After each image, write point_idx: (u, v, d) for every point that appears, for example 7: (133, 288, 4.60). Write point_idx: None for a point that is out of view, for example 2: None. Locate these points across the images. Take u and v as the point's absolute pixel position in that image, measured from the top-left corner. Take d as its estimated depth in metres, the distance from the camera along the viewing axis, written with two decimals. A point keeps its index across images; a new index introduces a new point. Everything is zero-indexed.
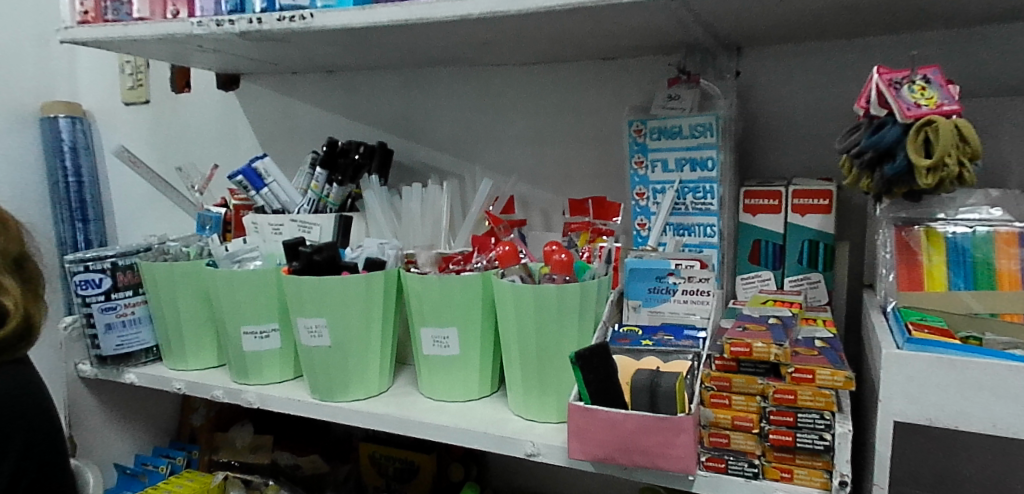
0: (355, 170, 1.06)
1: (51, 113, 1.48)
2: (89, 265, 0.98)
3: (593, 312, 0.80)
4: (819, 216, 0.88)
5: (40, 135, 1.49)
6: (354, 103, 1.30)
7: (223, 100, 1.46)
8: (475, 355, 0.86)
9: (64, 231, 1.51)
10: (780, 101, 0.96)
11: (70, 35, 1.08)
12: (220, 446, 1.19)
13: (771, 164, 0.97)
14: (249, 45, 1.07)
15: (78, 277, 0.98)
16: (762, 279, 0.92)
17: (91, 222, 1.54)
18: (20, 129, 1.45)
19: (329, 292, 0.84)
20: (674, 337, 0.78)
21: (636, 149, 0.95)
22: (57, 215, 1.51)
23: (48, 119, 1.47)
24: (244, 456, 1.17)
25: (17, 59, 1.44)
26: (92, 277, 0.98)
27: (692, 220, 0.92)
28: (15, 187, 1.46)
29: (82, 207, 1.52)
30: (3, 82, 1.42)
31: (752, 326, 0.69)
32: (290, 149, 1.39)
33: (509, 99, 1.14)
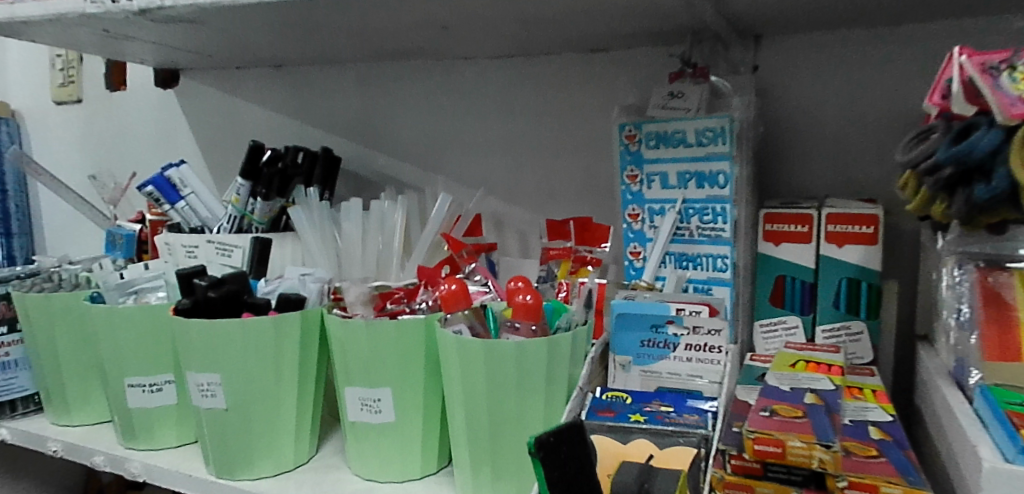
0: (282, 180, 0.87)
1: None
2: None
3: (565, 376, 0.61)
4: (861, 248, 0.69)
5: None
6: (303, 102, 1.09)
7: (162, 98, 1.22)
8: (415, 423, 0.67)
9: None
10: (813, 101, 0.76)
11: None
12: None
13: (799, 178, 0.77)
14: (160, 27, 0.88)
15: None
16: (788, 327, 0.72)
17: (16, 235, 1.37)
18: None
19: (223, 340, 0.66)
20: (674, 410, 0.59)
21: (628, 161, 0.76)
22: None
23: None
24: None
25: None
26: None
27: (697, 250, 0.73)
28: None
29: (6, 219, 1.35)
30: None
31: (778, 406, 0.50)
32: (227, 154, 1.17)
33: (480, 99, 0.95)
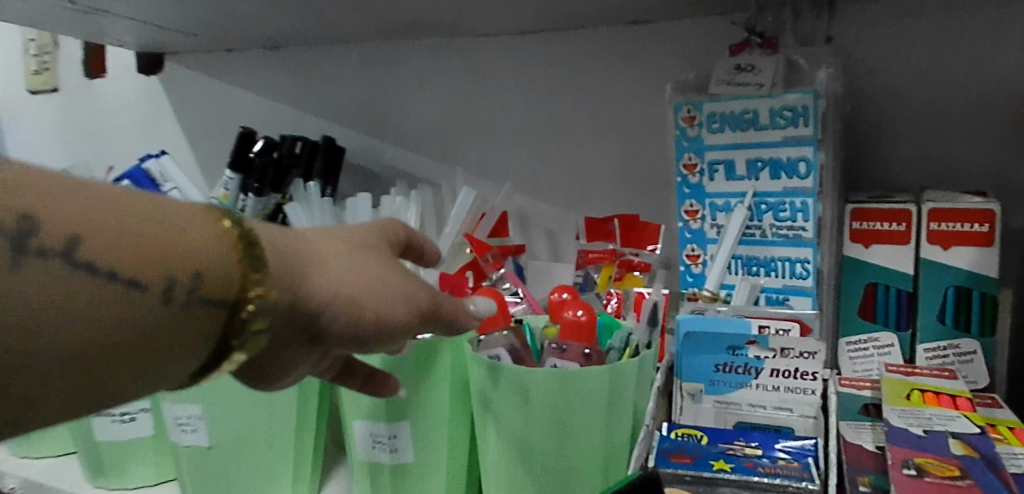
0: (277, 171, 0.77)
1: None
2: None
3: (630, 407, 0.49)
4: (973, 250, 0.57)
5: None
6: (298, 86, 0.95)
7: (142, 85, 1.10)
8: (440, 466, 0.55)
9: None
10: (905, 75, 0.63)
11: None
12: None
13: (895, 168, 0.64)
14: None
15: None
16: (881, 345, 0.61)
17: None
18: None
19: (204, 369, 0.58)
20: (764, 454, 0.47)
21: (686, 147, 0.64)
22: None
23: None
24: None
25: None
26: None
27: (771, 253, 0.61)
28: None
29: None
30: None
31: (923, 459, 0.39)
32: (214, 146, 1.04)
33: (498, 81, 0.82)
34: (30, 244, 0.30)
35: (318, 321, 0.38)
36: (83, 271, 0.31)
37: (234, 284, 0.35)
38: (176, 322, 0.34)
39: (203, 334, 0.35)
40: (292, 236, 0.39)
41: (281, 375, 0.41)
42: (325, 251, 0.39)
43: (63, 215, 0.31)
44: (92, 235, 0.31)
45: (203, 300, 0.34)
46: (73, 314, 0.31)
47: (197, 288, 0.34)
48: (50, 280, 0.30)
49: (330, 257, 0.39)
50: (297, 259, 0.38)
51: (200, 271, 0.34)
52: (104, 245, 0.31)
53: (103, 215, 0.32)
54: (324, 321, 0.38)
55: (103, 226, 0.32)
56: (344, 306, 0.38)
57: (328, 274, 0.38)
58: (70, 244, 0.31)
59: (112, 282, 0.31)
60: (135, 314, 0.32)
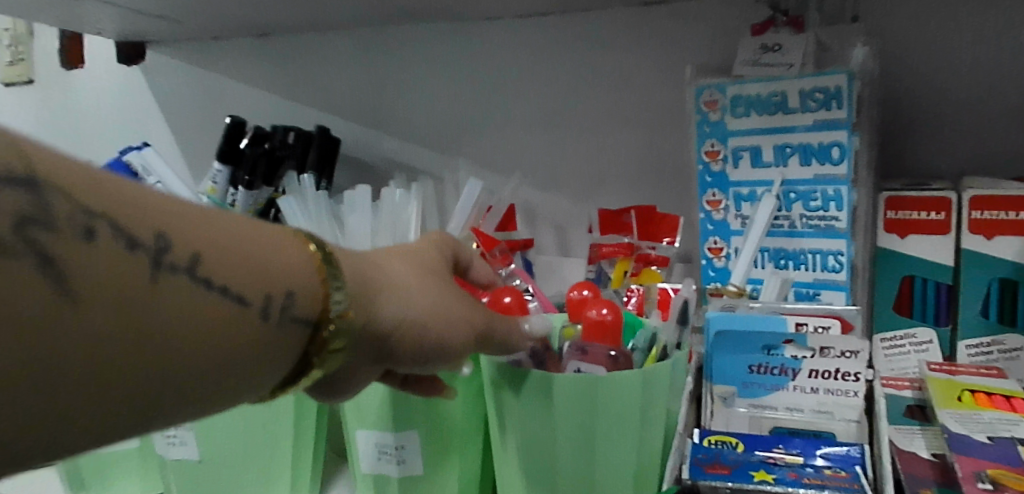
0: (268, 164, 0.72)
1: None
2: None
3: (661, 414, 0.45)
4: (1018, 239, 0.53)
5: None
6: (289, 76, 0.91)
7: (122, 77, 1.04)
8: (449, 480, 0.50)
9: None
10: (939, 56, 0.59)
11: None
12: None
13: (929, 154, 0.60)
14: None
15: None
16: (919, 342, 0.57)
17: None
18: None
19: None
20: (806, 463, 0.44)
21: (707, 133, 0.60)
22: None
23: None
24: None
25: None
26: None
27: (801, 244, 0.57)
28: None
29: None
30: None
31: (997, 470, 0.36)
32: (199, 138, 0.99)
33: (502, 69, 0.78)
34: (153, 256, 0.29)
35: (385, 344, 0.38)
36: (201, 288, 0.30)
37: (319, 305, 0.34)
38: (270, 341, 0.33)
39: (288, 355, 0.34)
40: (361, 255, 0.39)
41: (337, 394, 0.40)
42: (390, 270, 0.39)
43: (180, 232, 0.30)
44: (202, 253, 0.30)
45: (293, 319, 0.34)
46: (192, 332, 0.29)
47: (289, 306, 0.33)
48: (170, 296, 0.29)
49: (399, 277, 0.39)
50: (369, 281, 0.37)
51: (293, 290, 0.33)
52: (215, 263, 0.31)
53: (205, 234, 0.31)
54: (393, 344, 0.38)
55: (211, 243, 0.31)
56: (415, 329, 0.38)
57: (400, 296, 0.38)
58: (184, 258, 0.30)
59: (223, 299, 0.30)
60: (237, 333, 0.32)
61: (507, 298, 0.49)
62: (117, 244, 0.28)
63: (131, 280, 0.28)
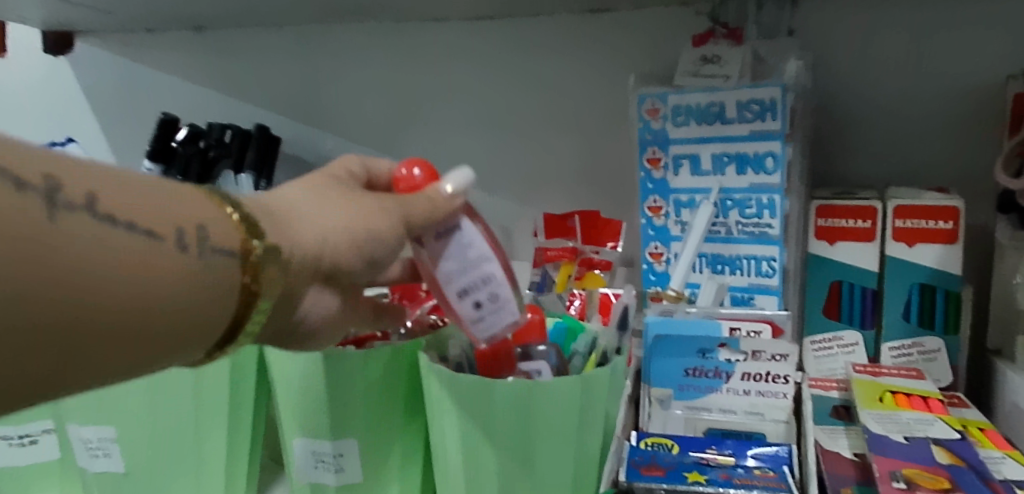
0: (202, 164, 0.71)
1: None
2: None
3: (599, 416, 0.46)
4: (937, 247, 0.56)
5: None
6: (229, 70, 0.88)
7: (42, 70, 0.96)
8: (390, 485, 0.51)
9: None
10: (869, 69, 0.62)
11: None
12: None
13: (859, 164, 0.63)
14: None
15: None
16: (846, 344, 0.60)
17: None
18: None
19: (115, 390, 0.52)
20: (737, 463, 0.45)
21: (649, 140, 0.61)
22: None
23: None
24: None
25: None
26: None
27: (737, 250, 0.59)
28: None
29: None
30: None
31: (911, 470, 0.37)
32: (127, 132, 0.93)
33: (450, 71, 0.78)
34: (50, 197, 0.29)
35: (323, 263, 0.39)
36: (107, 224, 0.30)
37: (235, 236, 0.35)
38: (201, 280, 0.33)
39: (224, 299, 0.35)
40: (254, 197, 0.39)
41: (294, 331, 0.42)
42: (294, 199, 0.39)
43: (77, 177, 0.31)
44: (102, 194, 0.31)
45: (214, 251, 0.34)
46: (111, 275, 0.30)
47: (206, 238, 0.34)
48: (75, 232, 0.30)
49: (299, 200, 0.39)
50: (275, 213, 0.38)
51: (203, 221, 0.34)
52: (116, 201, 0.31)
53: (107, 182, 0.32)
54: (330, 261, 0.39)
55: (107, 185, 0.32)
56: (336, 242, 0.39)
57: (311, 218, 0.39)
58: (81, 197, 0.30)
59: (135, 237, 0.31)
60: (163, 268, 0.32)
61: (415, 171, 0.44)
62: (10, 188, 0.29)
63: (33, 219, 0.28)
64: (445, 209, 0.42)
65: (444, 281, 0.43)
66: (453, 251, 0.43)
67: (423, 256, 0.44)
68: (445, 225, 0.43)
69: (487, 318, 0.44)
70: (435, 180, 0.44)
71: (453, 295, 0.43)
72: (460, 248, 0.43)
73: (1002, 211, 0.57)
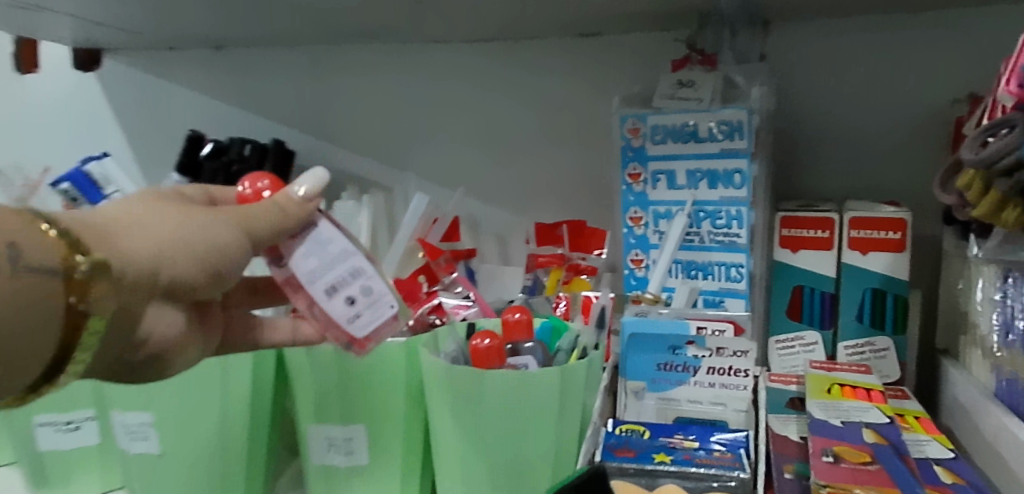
0: (228, 177, 0.76)
1: None
2: None
3: (577, 407, 0.52)
4: (888, 255, 0.63)
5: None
6: (245, 87, 0.94)
7: (75, 84, 1.02)
8: (394, 467, 0.57)
9: None
10: (831, 92, 0.68)
11: None
12: None
13: (822, 179, 0.69)
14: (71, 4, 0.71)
15: None
16: (806, 343, 0.66)
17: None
18: None
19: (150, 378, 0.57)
20: (700, 446, 0.51)
21: (630, 157, 0.67)
22: None
23: None
24: None
25: None
26: None
27: (708, 257, 0.65)
28: None
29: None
30: None
31: (840, 447, 0.43)
32: (151, 143, 1.00)
33: (451, 88, 0.84)
34: None
35: (160, 278, 0.39)
36: None
37: (59, 255, 0.35)
38: (17, 305, 0.33)
39: (47, 322, 0.34)
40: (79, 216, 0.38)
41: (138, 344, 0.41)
42: (126, 217, 0.39)
43: None
44: None
45: (29, 270, 0.34)
46: None
47: (19, 257, 0.33)
48: None
49: (130, 218, 0.39)
50: (100, 233, 0.37)
51: (16, 241, 0.33)
52: None
53: None
54: (169, 276, 0.39)
55: None
56: (169, 258, 0.39)
57: (143, 234, 0.38)
58: None
59: None
60: None
61: (261, 183, 0.46)
62: None
63: None
64: (295, 215, 0.43)
65: (307, 281, 0.44)
66: (310, 250, 0.44)
67: (284, 267, 0.44)
68: (298, 227, 0.43)
69: (363, 312, 0.45)
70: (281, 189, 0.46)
71: (320, 293, 0.44)
72: (320, 246, 0.44)
73: (947, 223, 0.64)
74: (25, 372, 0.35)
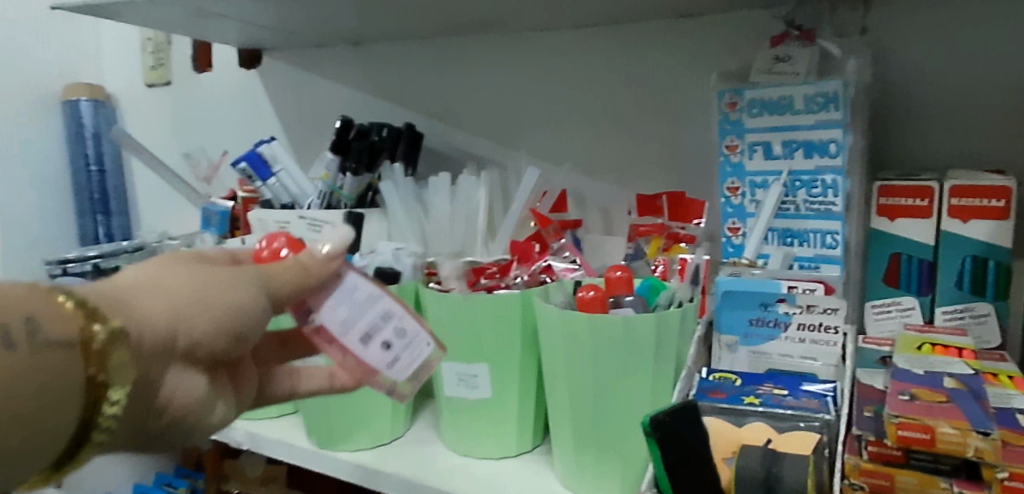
0: (371, 154, 0.85)
1: (74, 96, 1.24)
2: (68, 268, 0.89)
3: (673, 352, 0.57)
4: (989, 222, 0.64)
5: (63, 122, 1.26)
6: (377, 77, 1.04)
7: (241, 81, 1.17)
8: (514, 400, 0.64)
9: (85, 225, 1.27)
10: (931, 64, 0.69)
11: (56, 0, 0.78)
12: (231, 475, 1.01)
13: (921, 149, 0.71)
14: (236, 10, 0.83)
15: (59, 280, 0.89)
16: (903, 308, 0.68)
17: (116, 214, 1.29)
18: (37, 116, 1.23)
19: None
20: (789, 392, 0.55)
21: (728, 130, 0.71)
22: (79, 208, 1.28)
23: (69, 103, 1.24)
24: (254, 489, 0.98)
25: (24, 37, 1.21)
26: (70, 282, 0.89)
27: (804, 225, 0.68)
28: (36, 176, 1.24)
29: (104, 198, 1.27)
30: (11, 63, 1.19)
31: (918, 389, 0.47)
32: (299, 129, 1.13)
33: (560, 73, 0.91)
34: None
35: (179, 341, 0.40)
36: None
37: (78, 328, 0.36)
38: (38, 376, 0.34)
39: (69, 398, 0.36)
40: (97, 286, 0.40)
41: (159, 416, 0.41)
42: (144, 282, 0.41)
43: None
44: None
45: (49, 345, 0.35)
46: None
47: (36, 331, 0.35)
48: None
49: (150, 282, 0.41)
50: (119, 301, 0.39)
51: (34, 315, 0.35)
52: None
53: None
54: (187, 339, 0.40)
55: None
56: (187, 322, 0.40)
57: (161, 299, 0.40)
58: None
59: None
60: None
61: (277, 243, 0.49)
62: None
63: None
64: (319, 271, 0.47)
65: (341, 332, 0.50)
66: (341, 301, 0.50)
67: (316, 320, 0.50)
68: (324, 281, 0.47)
69: (400, 355, 0.53)
70: (297, 249, 0.49)
71: (359, 339, 0.51)
72: (347, 296, 0.50)
73: None
74: (50, 448, 0.36)
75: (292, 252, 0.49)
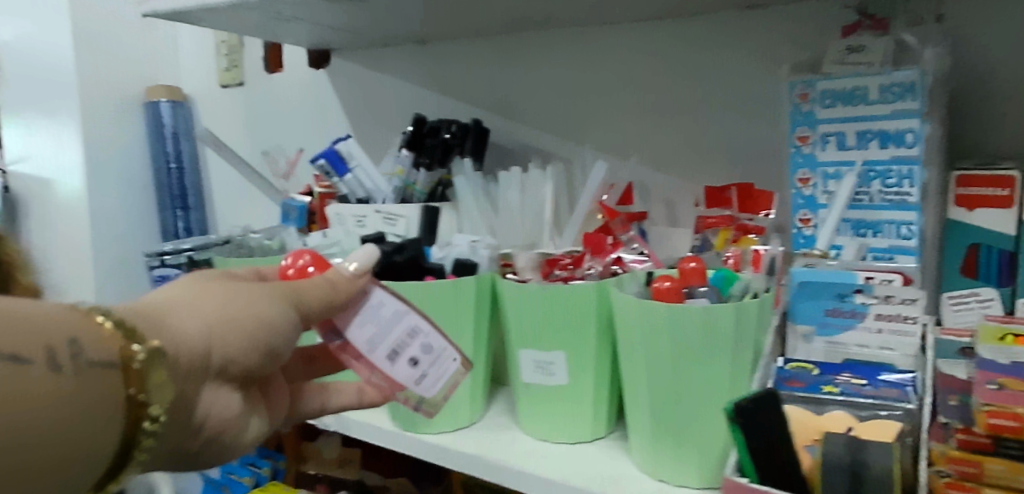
0: (444, 151, 0.89)
1: (154, 97, 1.31)
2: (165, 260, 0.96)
3: (751, 342, 0.58)
4: None
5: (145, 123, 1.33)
6: (442, 75, 1.07)
7: (310, 80, 1.21)
8: (590, 387, 0.66)
9: (166, 220, 1.33)
10: (1007, 51, 0.68)
11: (150, 8, 0.84)
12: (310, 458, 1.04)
13: (997, 138, 0.70)
14: (312, 13, 0.87)
15: (157, 271, 0.96)
16: (983, 299, 0.67)
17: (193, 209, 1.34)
18: (120, 117, 1.30)
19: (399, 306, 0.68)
20: (868, 382, 0.55)
21: (799, 121, 0.71)
22: (160, 203, 1.34)
23: (149, 104, 1.31)
24: (333, 471, 1.02)
25: (109, 41, 1.28)
26: (168, 272, 0.95)
27: (879, 216, 0.68)
28: (121, 176, 1.30)
29: (182, 195, 1.33)
30: (98, 68, 1.26)
31: (1008, 380, 0.47)
32: (366, 127, 1.16)
33: (624, 67, 0.92)
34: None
35: (214, 357, 0.46)
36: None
37: (123, 347, 0.41)
38: (88, 398, 0.38)
39: (113, 417, 0.40)
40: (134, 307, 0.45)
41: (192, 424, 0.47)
42: (177, 305, 0.46)
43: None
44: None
45: (98, 365, 0.39)
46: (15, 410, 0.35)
47: (81, 353, 0.39)
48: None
49: (184, 305, 0.47)
50: (158, 321, 0.45)
51: (81, 340, 0.39)
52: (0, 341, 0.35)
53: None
54: (221, 355, 0.47)
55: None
56: (221, 341, 0.47)
57: (195, 319, 0.46)
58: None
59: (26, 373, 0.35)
60: (48, 393, 0.37)
61: (302, 260, 0.57)
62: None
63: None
64: (345, 287, 0.54)
65: (369, 349, 0.57)
66: (365, 321, 0.56)
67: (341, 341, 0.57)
68: (350, 298, 0.55)
69: (423, 370, 0.59)
70: (322, 264, 0.58)
71: (384, 355, 0.57)
72: (373, 313, 0.56)
73: None
74: (100, 462, 0.40)
75: (317, 269, 0.57)
